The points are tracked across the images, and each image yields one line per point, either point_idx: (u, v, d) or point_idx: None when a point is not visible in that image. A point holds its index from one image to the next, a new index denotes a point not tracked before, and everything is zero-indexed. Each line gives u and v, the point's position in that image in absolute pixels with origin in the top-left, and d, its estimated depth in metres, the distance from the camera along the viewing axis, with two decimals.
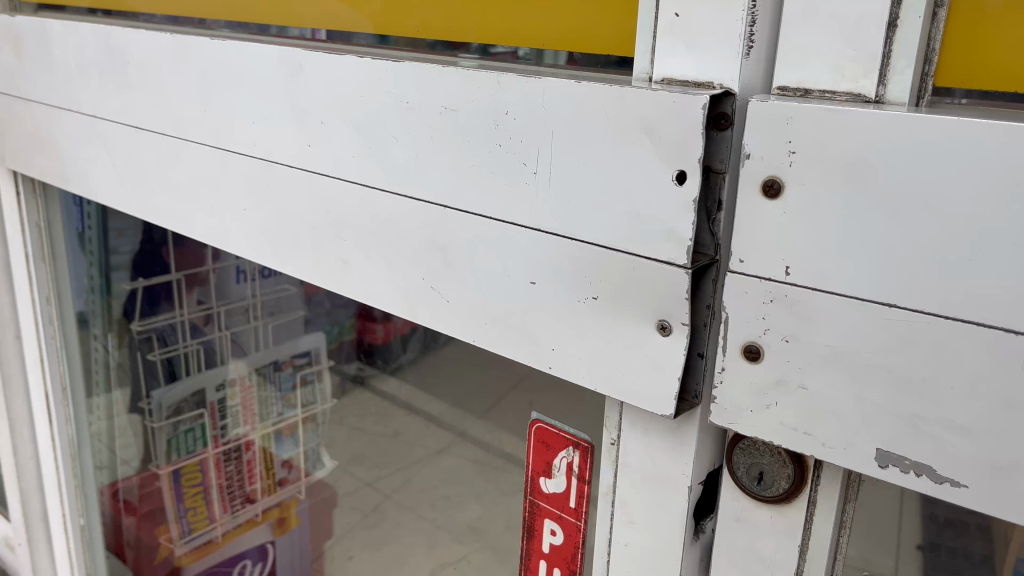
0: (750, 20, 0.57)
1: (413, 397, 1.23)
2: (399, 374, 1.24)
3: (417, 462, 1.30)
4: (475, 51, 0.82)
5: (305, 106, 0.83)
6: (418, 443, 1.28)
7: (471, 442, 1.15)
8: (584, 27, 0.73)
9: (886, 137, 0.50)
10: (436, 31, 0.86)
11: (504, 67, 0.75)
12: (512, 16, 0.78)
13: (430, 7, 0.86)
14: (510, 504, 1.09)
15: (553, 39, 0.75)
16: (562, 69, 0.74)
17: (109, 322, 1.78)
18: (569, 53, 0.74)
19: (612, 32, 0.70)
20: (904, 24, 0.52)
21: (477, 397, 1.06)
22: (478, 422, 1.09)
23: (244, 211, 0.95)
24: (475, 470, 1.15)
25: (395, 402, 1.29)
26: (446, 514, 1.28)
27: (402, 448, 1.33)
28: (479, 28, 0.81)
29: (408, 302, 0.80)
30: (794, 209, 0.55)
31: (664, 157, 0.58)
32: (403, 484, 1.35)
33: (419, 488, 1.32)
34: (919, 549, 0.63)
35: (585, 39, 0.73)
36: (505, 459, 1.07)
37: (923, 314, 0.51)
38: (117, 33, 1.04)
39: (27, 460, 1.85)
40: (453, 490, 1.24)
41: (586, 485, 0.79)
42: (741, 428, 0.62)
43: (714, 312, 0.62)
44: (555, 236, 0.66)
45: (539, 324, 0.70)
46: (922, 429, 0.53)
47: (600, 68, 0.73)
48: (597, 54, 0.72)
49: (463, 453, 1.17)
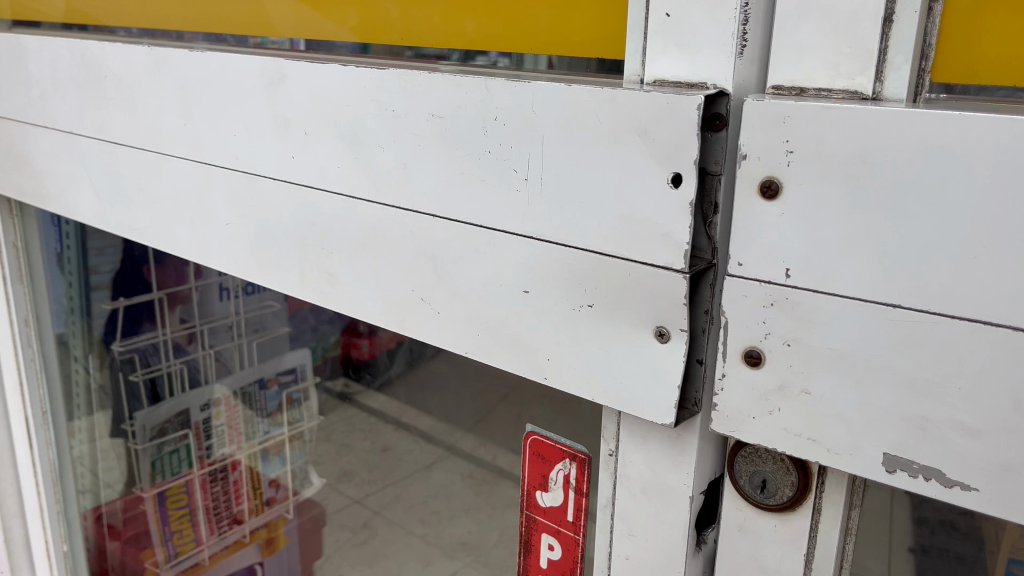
0: (743, 18, 0.56)
1: (401, 412, 1.21)
2: (386, 388, 1.21)
3: (407, 477, 1.27)
4: (456, 58, 0.81)
5: (287, 117, 0.81)
6: (407, 458, 1.26)
7: (462, 456, 1.12)
8: (564, 31, 0.71)
9: (887, 133, 0.49)
10: (417, 41, 0.84)
11: (484, 72, 0.73)
12: (492, 22, 0.77)
13: (410, 15, 0.84)
14: (502, 518, 1.07)
15: (536, 43, 0.74)
16: (542, 73, 0.73)
17: (89, 343, 1.73)
18: (549, 57, 0.73)
19: (596, 33, 0.69)
20: (900, 19, 0.52)
21: (465, 408, 1.04)
22: (466, 435, 1.08)
23: (227, 226, 0.93)
24: (467, 483, 1.13)
25: (383, 418, 1.27)
26: (436, 530, 1.25)
27: (391, 464, 1.30)
28: (459, 35, 0.80)
29: (397, 314, 0.78)
30: (793, 209, 0.54)
31: (658, 159, 0.56)
32: (393, 501, 1.33)
33: (410, 504, 1.29)
34: (912, 551, 0.62)
35: (568, 43, 0.71)
36: (496, 472, 1.05)
37: (928, 313, 0.50)
38: (94, 47, 1.02)
39: (8, 485, 1.82)
40: (443, 506, 1.21)
41: (584, 497, 0.78)
42: (742, 436, 0.60)
43: (712, 317, 0.61)
44: (547, 243, 0.65)
45: (534, 335, 0.68)
46: (930, 432, 0.52)
47: (578, 72, 0.71)
48: (577, 58, 0.71)
49: (453, 469, 1.15)
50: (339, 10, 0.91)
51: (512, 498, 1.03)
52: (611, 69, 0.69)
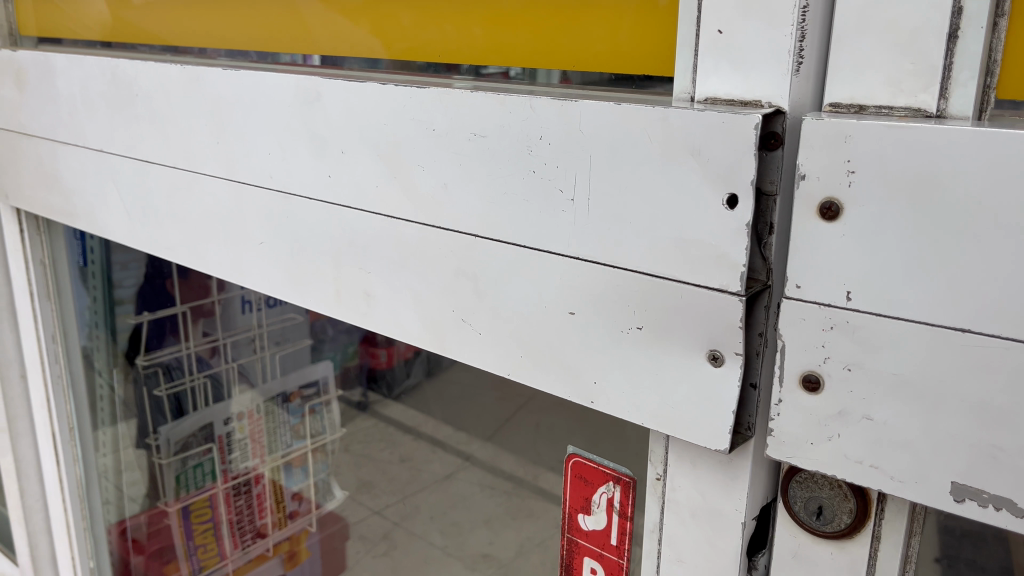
0: (799, 34, 0.55)
1: (417, 420, 1.20)
2: (403, 398, 1.20)
3: (424, 488, 1.26)
4: (468, 73, 0.80)
5: (323, 135, 0.80)
6: (424, 468, 1.24)
7: (479, 466, 1.11)
8: (577, 44, 0.71)
9: (957, 154, 0.48)
10: (428, 55, 0.84)
11: (500, 88, 0.72)
12: (505, 36, 0.76)
13: (421, 29, 0.84)
14: (522, 529, 1.05)
15: (551, 57, 0.73)
16: (556, 88, 0.72)
17: (113, 357, 1.72)
18: (563, 70, 0.72)
19: (608, 46, 0.69)
20: (965, 36, 0.50)
21: (485, 417, 1.02)
22: (484, 444, 1.07)
23: (260, 245, 0.93)
24: (488, 492, 1.12)
25: (400, 427, 1.26)
26: (456, 542, 1.23)
27: (408, 475, 1.29)
28: (469, 49, 0.79)
29: (436, 336, 0.77)
30: (855, 231, 0.52)
31: (714, 180, 0.55)
32: (409, 512, 1.31)
33: (428, 515, 1.27)
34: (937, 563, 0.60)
35: (587, 56, 0.70)
36: (517, 483, 1.03)
37: (1000, 338, 0.48)
38: (125, 66, 1.02)
39: (34, 502, 1.82)
40: (463, 517, 1.20)
41: (628, 521, 0.76)
42: (799, 462, 0.59)
43: (767, 339, 0.59)
44: (594, 265, 0.64)
45: (580, 357, 0.67)
46: (1001, 461, 0.50)
47: (593, 86, 0.70)
48: (590, 71, 0.70)
49: (471, 478, 1.14)
50: (349, 22, 0.91)
51: (531, 507, 1.01)
52: (627, 82, 0.68)
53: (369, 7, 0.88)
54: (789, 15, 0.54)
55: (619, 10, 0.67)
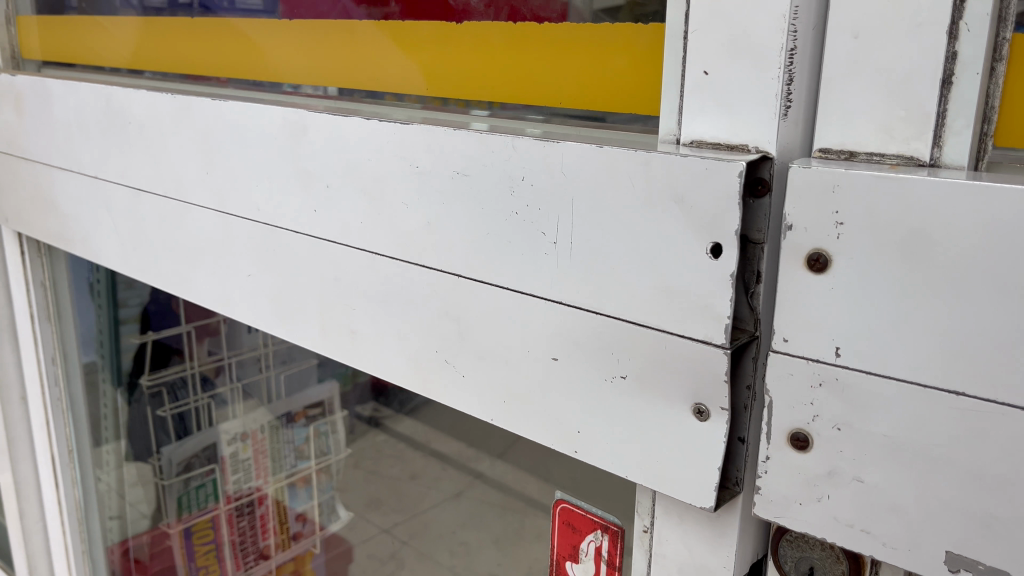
0: (787, 77, 0.52)
1: (428, 436, 1.18)
2: (415, 413, 1.19)
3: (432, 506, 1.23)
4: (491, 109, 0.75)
5: (310, 168, 0.79)
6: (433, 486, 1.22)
7: (491, 483, 1.08)
8: (604, 84, 0.66)
9: (950, 208, 0.45)
10: (448, 88, 0.79)
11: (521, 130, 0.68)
12: (528, 72, 0.71)
13: (440, 60, 0.79)
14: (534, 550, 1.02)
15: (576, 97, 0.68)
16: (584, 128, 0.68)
17: (116, 376, 1.71)
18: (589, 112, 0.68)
19: (635, 88, 0.64)
20: (960, 82, 0.47)
21: (494, 435, 1.00)
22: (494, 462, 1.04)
23: (248, 277, 0.91)
24: (495, 512, 1.08)
25: (411, 443, 1.25)
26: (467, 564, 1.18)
27: (418, 492, 1.26)
28: (492, 85, 0.75)
29: (421, 376, 0.75)
30: (844, 284, 0.50)
31: (697, 229, 0.53)
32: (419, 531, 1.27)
33: (438, 534, 1.23)
34: None
35: (615, 98, 0.65)
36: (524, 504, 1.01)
37: (996, 403, 0.46)
38: (118, 93, 1.01)
39: (33, 523, 1.82)
40: (472, 537, 1.16)
41: (616, 572, 0.74)
42: (788, 522, 0.56)
43: (754, 393, 0.57)
44: (577, 310, 0.61)
45: (563, 405, 0.65)
46: (998, 531, 0.47)
47: (623, 128, 0.66)
48: (620, 113, 0.65)
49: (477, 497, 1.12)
50: (363, 50, 0.86)
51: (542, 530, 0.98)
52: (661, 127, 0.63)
53: (389, 30, 0.83)
54: (777, 57, 0.52)
55: (648, 51, 0.62)
